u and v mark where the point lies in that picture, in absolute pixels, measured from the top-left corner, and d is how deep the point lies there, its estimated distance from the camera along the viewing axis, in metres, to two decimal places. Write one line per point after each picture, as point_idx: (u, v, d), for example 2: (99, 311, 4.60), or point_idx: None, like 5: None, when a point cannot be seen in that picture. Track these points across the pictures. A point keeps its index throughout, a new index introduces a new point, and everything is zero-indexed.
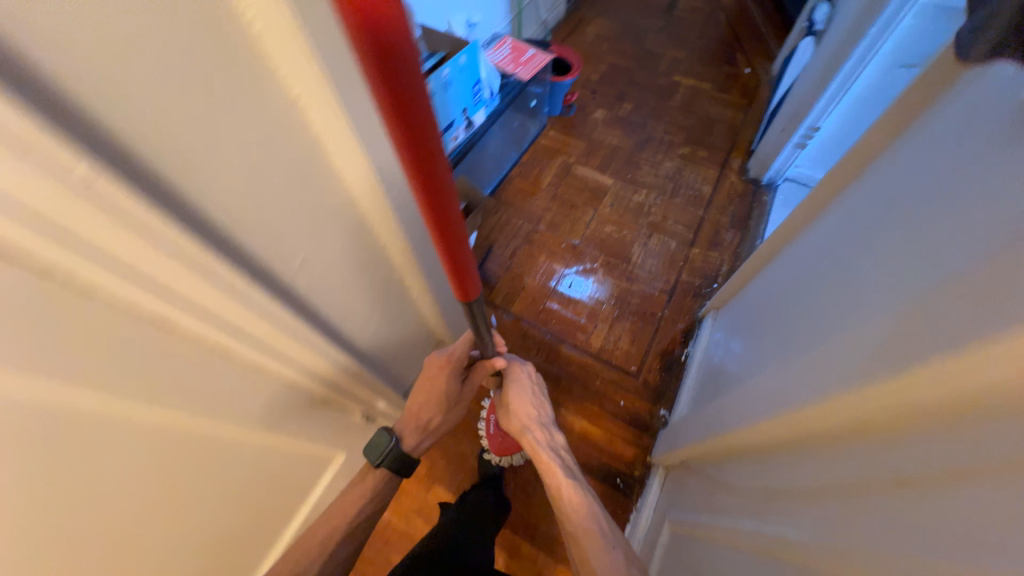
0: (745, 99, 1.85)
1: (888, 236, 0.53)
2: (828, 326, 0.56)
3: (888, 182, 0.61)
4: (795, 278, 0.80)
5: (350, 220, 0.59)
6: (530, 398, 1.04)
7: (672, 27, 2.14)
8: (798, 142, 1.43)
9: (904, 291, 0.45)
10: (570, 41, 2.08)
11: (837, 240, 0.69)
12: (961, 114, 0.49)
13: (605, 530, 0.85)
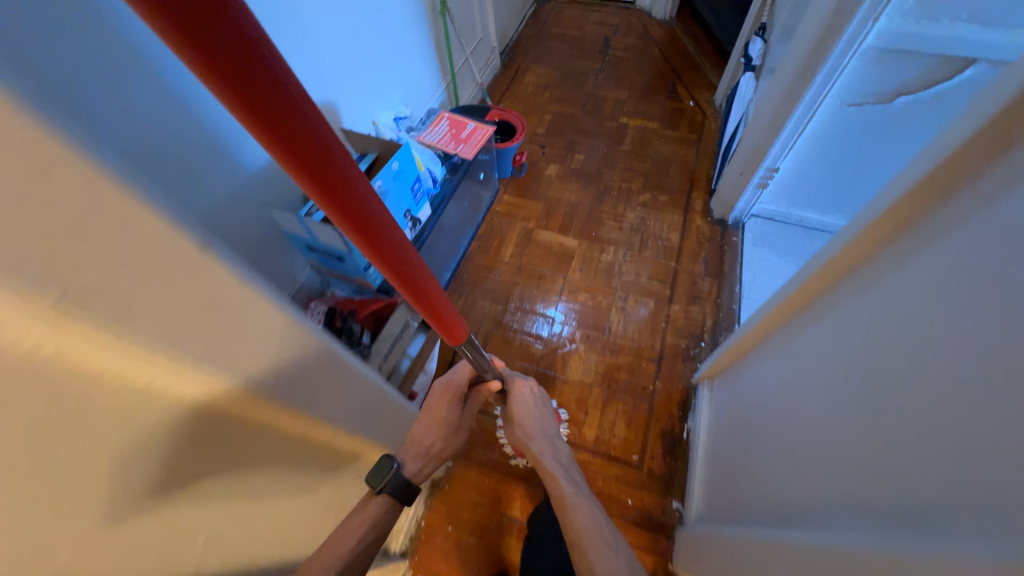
0: (694, 133, 1.83)
1: (911, 387, 0.47)
2: (865, 480, 0.48)
3: (895, 307, 0.54)
4: (801, 389, 0.71)
5: (280, 451, 0.47)
6: (536, 414, 1.00)
7: (610, 68, 2.12)
8: (759, 185, 1.38)
9: (947, 483, 0.38)
10: (509, 95, 2.03)
11: (846, 360, 0.61)
12: (976, 257, 0.43)
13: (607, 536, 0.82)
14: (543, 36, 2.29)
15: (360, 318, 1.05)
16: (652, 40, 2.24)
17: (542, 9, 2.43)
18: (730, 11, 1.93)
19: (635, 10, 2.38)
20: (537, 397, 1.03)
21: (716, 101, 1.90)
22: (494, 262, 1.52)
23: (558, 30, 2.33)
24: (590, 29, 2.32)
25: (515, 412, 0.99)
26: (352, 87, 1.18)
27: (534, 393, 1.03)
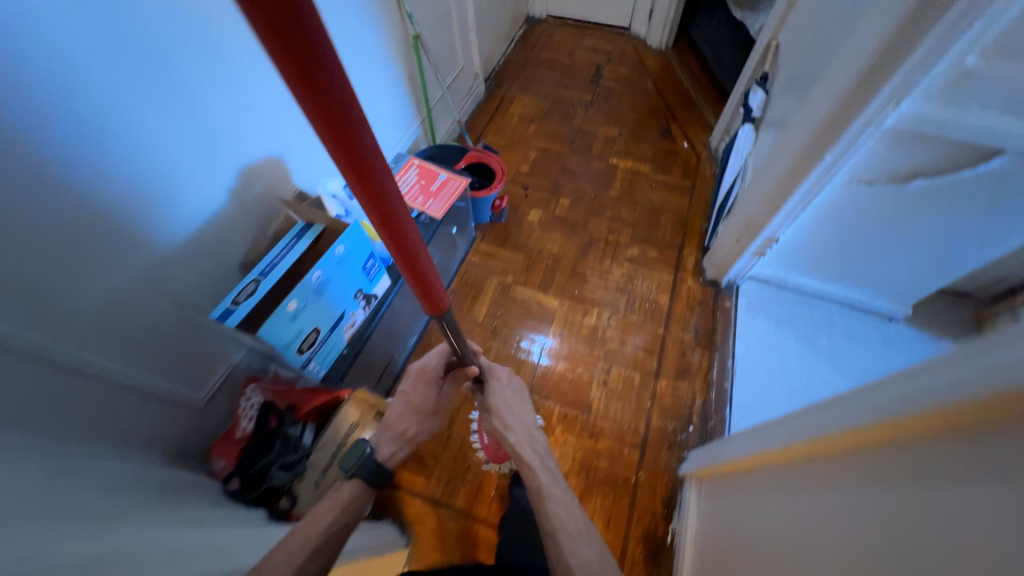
0: (688, 179, 1.71)
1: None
2: None
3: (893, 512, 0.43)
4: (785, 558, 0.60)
5: None
6: (515, 407, 0.99)
7: (601, 100, 2.00)
8: (756, 253, 1.28)
9: None
10: (492, 127, 1.89)
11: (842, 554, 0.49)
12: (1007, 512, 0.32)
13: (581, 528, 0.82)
14: (531, 60, 2.16)
15: (300, 415, 0.90)
16: (647, 71, 2.13)
17: (532, 30, 2.30)
18: (729, 49, 1.82)
19: (631, 38, 2.26)
20: (518, 391, 1.03)
21: (712, 144, 1.79)
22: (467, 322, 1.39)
23: (548, 55, 2.19)
24: (582, 56, 2.19)
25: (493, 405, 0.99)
26: (295, 144, 1.06)
27: (515, 386, 1.03)
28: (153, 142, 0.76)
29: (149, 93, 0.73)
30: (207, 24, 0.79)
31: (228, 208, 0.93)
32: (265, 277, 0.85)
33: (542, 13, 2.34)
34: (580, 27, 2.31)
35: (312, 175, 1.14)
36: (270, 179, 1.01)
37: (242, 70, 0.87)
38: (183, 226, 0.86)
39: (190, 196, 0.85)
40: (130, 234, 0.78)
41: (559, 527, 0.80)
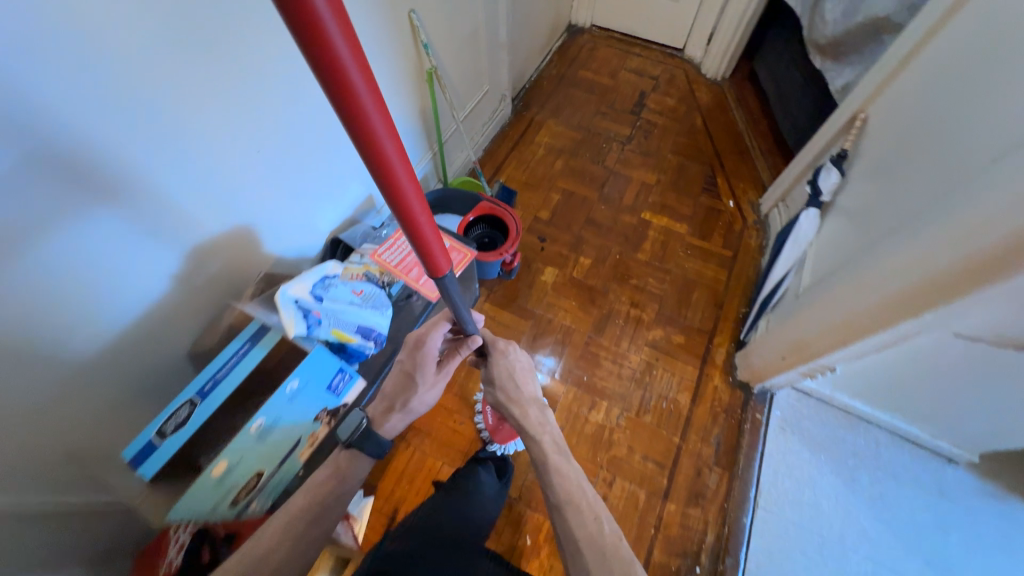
0: (729, 249, 1.50)
1: None
2: None
3: None
4: None
5: None
6: (524, 381, 0.92)
7: (640, 136, 1.76)
8: (804, 373, 1.07)
9: None
10: (513, 158, 1.68)
11: None
12: None
13: (587, 507, 0.76)
14: (568, 79, 1.91)
15: None
16: (697, 105, 1.87)
17: (573, 41, 2.04)
18: (799, 95, 1.56)
19: (683, 61, 1.99)
20: (526, 365, 0.95)
21: (762, 209, 1.56)
22: (459, 402, 1.23)
23: (588, 74, 1.95)
24: (626, 78, 1.94)
25: (498, 379, 0.91)
26: (278, 196, 0.90)
27: (525, 359, 0.95)
28: (86, 211, 0.61)
29: (76, 154, 0.57)
30: (144, 85, 0.61)
31: (176, 290, 0.77)
32: (204, 399, 0.69)
33: (587, 21, 2.07)
34: (628, 42, 2.04)
35: (294, 234, 0.97)
36: (244, 244, 0.86)
37: (200, 133, 0.70)
38: (114, 320, 0.70)
39: (126, 284, 0.69)
40: (56, 318, 0.62)
41: (566, 500, 0.77)
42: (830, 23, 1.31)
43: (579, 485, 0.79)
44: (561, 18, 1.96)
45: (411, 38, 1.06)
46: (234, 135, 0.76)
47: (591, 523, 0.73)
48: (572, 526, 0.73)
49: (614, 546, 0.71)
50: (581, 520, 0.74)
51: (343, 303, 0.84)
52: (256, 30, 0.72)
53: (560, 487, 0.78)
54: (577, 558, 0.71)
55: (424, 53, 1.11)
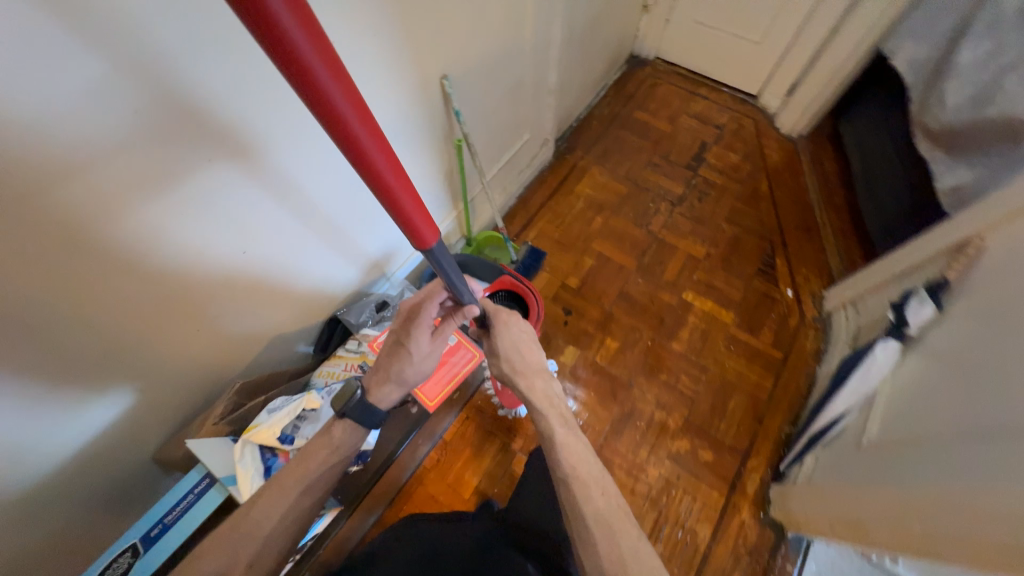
0: (780, 349, 1.31)
1: None
2: None
3: None
4: None
5: None
6: (525, 352, 0.85)
7: (694, 197, 1.56)
8: (857, 552, 0.89)
9: None
10: (548, 209, 1.53)
11: None
12: None
13: (595, 475, 0.75)
14: (620, 120, 1.73)
15: None
16: (764, 165, 1.64)
17: (633, 75, 1.84)
18: (891, 177, 1.32)
19: (756, 109, 1.75)
20: (529, 333, 0.86)
21: (828, 305, 1.34)
22: (452, 495, 1.11)
23: (644, 115, 1.75)
24: (686, 124, 1.73)
25: (501, 351, 0.84)
26: (320, 234, 0.83)
27: (526, 326, 0.87)
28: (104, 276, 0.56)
29: (176, 128, 0.53)
30: (114, 213, 0.53)
31: (139, 398, 0.69)
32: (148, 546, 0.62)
33: (651, 53, 1.86)
34: (695, 81, 1.82)
35: (287, 320, 0.87)
36: (265, 301, 0.80)
37: (183, 244, 0.62)
38: (66, 440, 0.62)
39: (88, 395, 0.62)
40: (145, 283, 0.60)
41: (573, 472, 0.74)
42: (949, 109, 1.07)
43: (584, 460, 0.75)
44: (623, 50, 1.77)
45: (441, 104, 0.94)
46: (219, 243, 0.66)
47: (597, 497, 0.72)
48: (580, 501, 0.71)
49: (619, 522, 0.70)
50: (588, 495, 0.71)
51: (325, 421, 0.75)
52: (253, 117, 0.61)
53: (567, 463, 0.75)
54: (582, 529, 0.70)
55: (455, 119, 1.00)
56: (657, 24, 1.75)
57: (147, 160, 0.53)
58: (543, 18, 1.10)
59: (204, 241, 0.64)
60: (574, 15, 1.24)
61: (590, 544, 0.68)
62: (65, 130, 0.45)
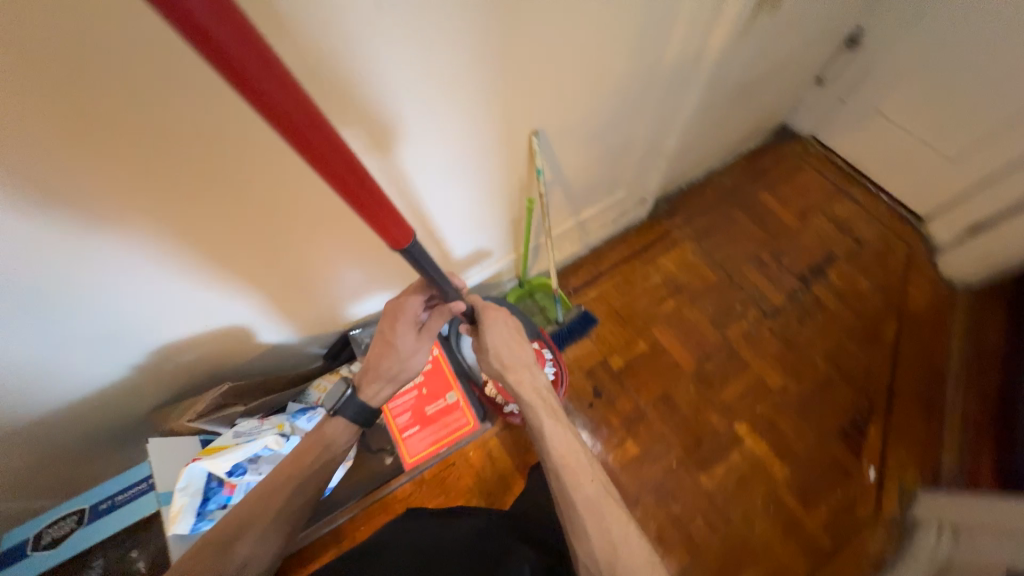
0: (831, 540, 1.06)
1: None
2: None
3: None
4: None
5: None
6: (512, 345, 0.82)
7: (793, 314, 1.32)
8: None
9: None
10: (619, 272, 1.38)
11: None
12: None
13: (583, 457, 0.73)
14: (739, 196, 1.50)
15: None
16: (900, 305, 1.32)
17: (774, 150, 1.58)
18: None
19: (915, 234, 1.42)
20: (514, 323, 0.85)
21: (917, 512, 1.05)
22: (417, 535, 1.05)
23: (770, 199, 1.50)
24: (818, 225, 1.45)
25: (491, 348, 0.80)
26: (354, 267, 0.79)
27: (512, 319, 0.84)
28: (117, 271, 0.56)
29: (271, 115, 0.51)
30: (132, 226, 0.52)
31: (133, 377, 0.70)
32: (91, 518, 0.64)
33: (806, 130, 1.59)
34: (848, 178, 1.52)
35: (301, 330, 0.85)
36: (279, 313, 0.78)
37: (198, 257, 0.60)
38: (55, 403, 0.65)
39: (85, 365, 0.64)
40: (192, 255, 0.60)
41: (562, 462, 0.71)
42: None
43: (573, 450, 0.73)
44: (772, 119, 1.52)
45: (525, 157, 0.87)
46: (240, 257, 0.65)
47: (587, 485, 0.69)
48: (570, 489, 0.69)
49: (609, 510, 0.68)
50: (579, 483, 0.69)
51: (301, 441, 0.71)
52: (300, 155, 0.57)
53: (554, 452, 0.73)
54: (572, 516, 0.67)
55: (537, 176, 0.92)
56: (825, 101, 1.48)
57: (226, 150, 0.51)
58: (678, 79, 0.95)
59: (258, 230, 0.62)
60: (721, 79, 1.06)
61: (580, 528, 0.66)
62: (143, 121, 0.44)
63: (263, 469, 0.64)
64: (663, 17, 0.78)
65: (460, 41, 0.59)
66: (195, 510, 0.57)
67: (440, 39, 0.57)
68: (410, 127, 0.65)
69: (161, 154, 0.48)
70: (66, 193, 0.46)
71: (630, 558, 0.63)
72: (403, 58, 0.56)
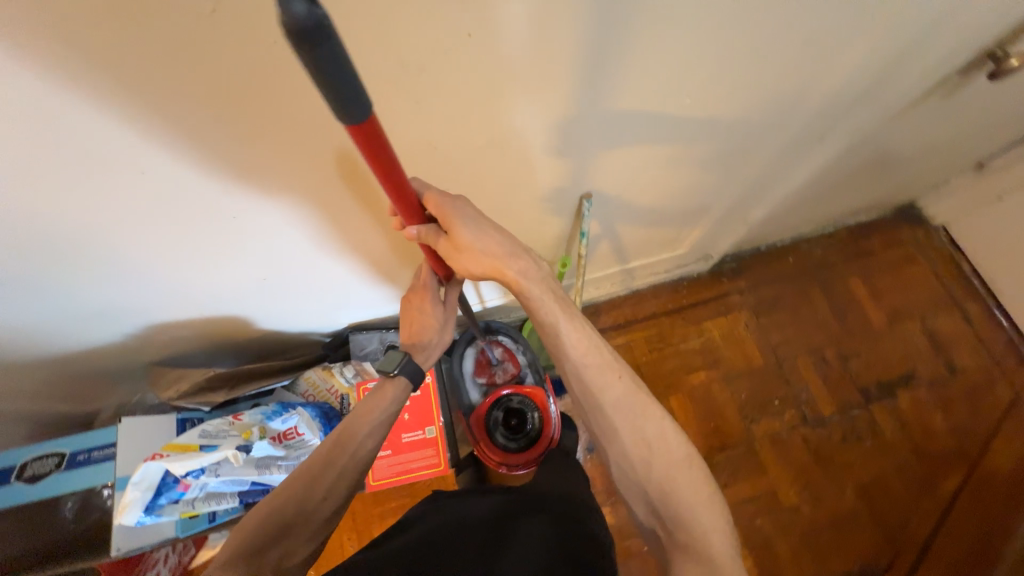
0: None
1: None
2: None
3: None
4: None
5: None
6: (497, 239, 0.57)
7: (840, 431, 1.15)
8: None
9: None
10: (657, 323, 1.24)
11: None
12: None
13: (590, 352, 0.60)
14: (823, 275, 1.28)
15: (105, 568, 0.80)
16: (975, 461, 1.11)
17: (890, 231, 1.32)
18: None
19: None
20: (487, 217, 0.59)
21: None
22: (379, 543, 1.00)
23: (861, 288, 1.27)
24: (909, 334, 1.23)
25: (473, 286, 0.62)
26: (355, 271, 0.75)
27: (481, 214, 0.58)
28: (109, 258, 0.55)
29: (266, 140, 0.45)
30: (122, 219, 0.50)
31: (129, 343, 0.72)
32: (66, 466, 0.68)
33: (939, 218, 1.29)
34: (971, 291, 1.25)
35: (301, 322, 0.83)
36: (276, 305, 0.76)
37: (188, 249, 0.57)
38: (54, 352, 0.68)
39: (70, 332, 0.65)
40: (178, 251, 0.57)
41: (581, 366, 0.60)
42: None
43: (594, 346, 0.60)
44: (901, 197, 1.24)
45: (571, 215, 0.78)
46: (235, 256, 0.62)
47: (613, 383, 0.59)
48: (595, 393, 0.59)
49: (639, 405, 0.58)
50: (604, 381, 0.59)
51: (267, 444, 0.69)
52: (301, 173, 0.51)
53: (572, 349, 0.60)
54: (600, 417, 0.59)
55: (579, 239, 0.85)
56: (978, 194, 1.18)
57: (216, 164, 0.46)
58: (790, 157, 0.77)
59: (249, 239, 0.59)
60: (847, 163, 0.86)
61: (613, 429, 0.58)
62: (124, 134, 0.40)
63: (221, 470, 0.64)
64: (790, 100, 0.62)
65: (510, 105, 0.49)
66: (145, 504, 0.59)
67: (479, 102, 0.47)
68: (435, 178, 0.59)
69: (144, 162, 0.44)
70: (47, 190, 0.44)
71: (666, 454, 0.56)
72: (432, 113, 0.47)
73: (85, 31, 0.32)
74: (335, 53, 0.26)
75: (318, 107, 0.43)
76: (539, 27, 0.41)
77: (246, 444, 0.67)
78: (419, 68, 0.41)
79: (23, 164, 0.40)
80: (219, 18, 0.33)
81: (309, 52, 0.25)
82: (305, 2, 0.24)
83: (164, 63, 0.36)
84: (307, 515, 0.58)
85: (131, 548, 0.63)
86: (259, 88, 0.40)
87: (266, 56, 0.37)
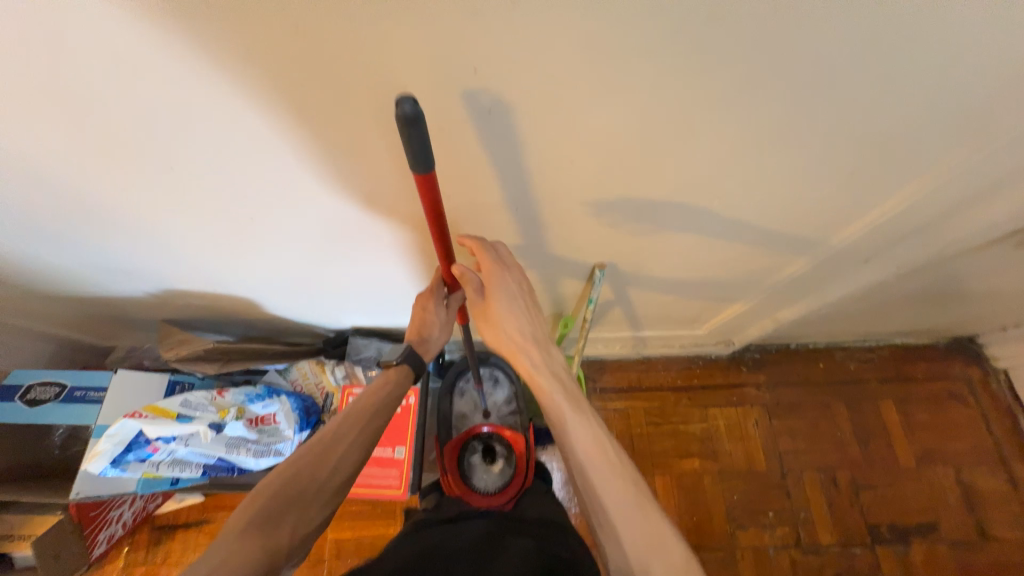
0: None
1: None
2: None
3: None
4: None
5: None
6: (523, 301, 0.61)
7: (835, 565, 1.04)
8: None
9: None
10: (662, 396, 1.19)
11: None
12: None
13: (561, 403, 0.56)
14: (853, 391, 1.19)
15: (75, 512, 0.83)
16: None
17: (940, 362, 1.20)
18: None
19: None
20: (530, 290, 0.63)
21: None
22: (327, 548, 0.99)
23: (893, 414, 1.17)
24: (938, 480, 1.10)
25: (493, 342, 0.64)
26: (365, 283, 0.77)
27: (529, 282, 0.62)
28: (141, 229, 0.59)
29: (292, 161, 0.47)
30: (158, 201, 0.54)
31: (149, 299, 0.77)
32: (63, 398, 0.73)
33: (1001, 361, 1.16)
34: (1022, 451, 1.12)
35: (307, 315, 0.86)
36: (285, 296, 0.79)
37: (212, 234, 0.61)
38: (83, 292, 0.74)
39: (97, 278, 0.70)
40: (203, 235, 0.61)
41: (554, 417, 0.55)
42: None
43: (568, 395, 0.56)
44: (958, 329, 1.13)
45: (582, 279, 0.78)
46: (254, 247, 0.65)
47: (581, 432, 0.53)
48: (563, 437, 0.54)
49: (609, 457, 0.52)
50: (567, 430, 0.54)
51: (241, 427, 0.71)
52: (323, 193, 0.53)
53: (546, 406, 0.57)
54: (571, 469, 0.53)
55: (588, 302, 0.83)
56: None
57: (243, 173, 0.49)
58: (830, 269, 0.72)
59: (268, 236, 0.62)
60: (895, 287, 0.80)
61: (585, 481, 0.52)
62: (164, 137, 0.43)
63: (190, 441, 0.67)
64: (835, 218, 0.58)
65: (528, 173, 0.49)
66: (113, 456, 0.62)
67: (496, 164, 0.48)
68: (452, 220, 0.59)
69: (180, 161, 0.47)
70: (94, 169, 0.48)
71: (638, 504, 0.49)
72: (453, 165, 0.48)
73: (135, 54, 0.35)
74: (422, 136, 0.34)
75: (342, 144, 0.45)
76: (560, 115, 0.41)
77: (219, 423, 0.69)
78: (439, 126, 0.42)
79: (73, 145, 0.44)
80: (252, 58, 0.35)
81: (409, 132, 0.33)
82: (410, 102, 0.32)
83: (203, 87, 0.38)
84: (309, 493, 0.54)
85: (89, 494, 0.66)
86: (288, 119, 0.42)
87: (296, 94, 0.39)
